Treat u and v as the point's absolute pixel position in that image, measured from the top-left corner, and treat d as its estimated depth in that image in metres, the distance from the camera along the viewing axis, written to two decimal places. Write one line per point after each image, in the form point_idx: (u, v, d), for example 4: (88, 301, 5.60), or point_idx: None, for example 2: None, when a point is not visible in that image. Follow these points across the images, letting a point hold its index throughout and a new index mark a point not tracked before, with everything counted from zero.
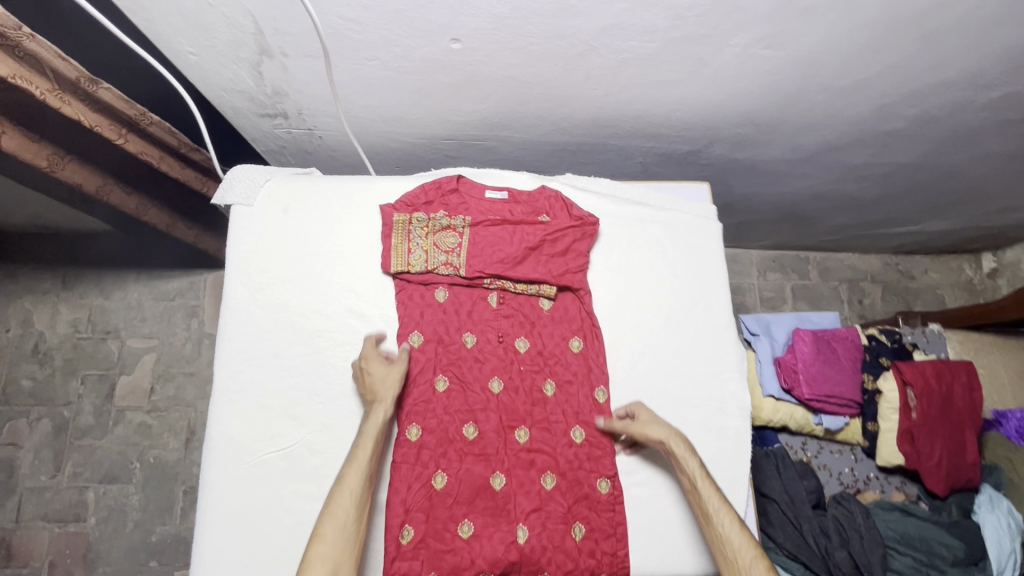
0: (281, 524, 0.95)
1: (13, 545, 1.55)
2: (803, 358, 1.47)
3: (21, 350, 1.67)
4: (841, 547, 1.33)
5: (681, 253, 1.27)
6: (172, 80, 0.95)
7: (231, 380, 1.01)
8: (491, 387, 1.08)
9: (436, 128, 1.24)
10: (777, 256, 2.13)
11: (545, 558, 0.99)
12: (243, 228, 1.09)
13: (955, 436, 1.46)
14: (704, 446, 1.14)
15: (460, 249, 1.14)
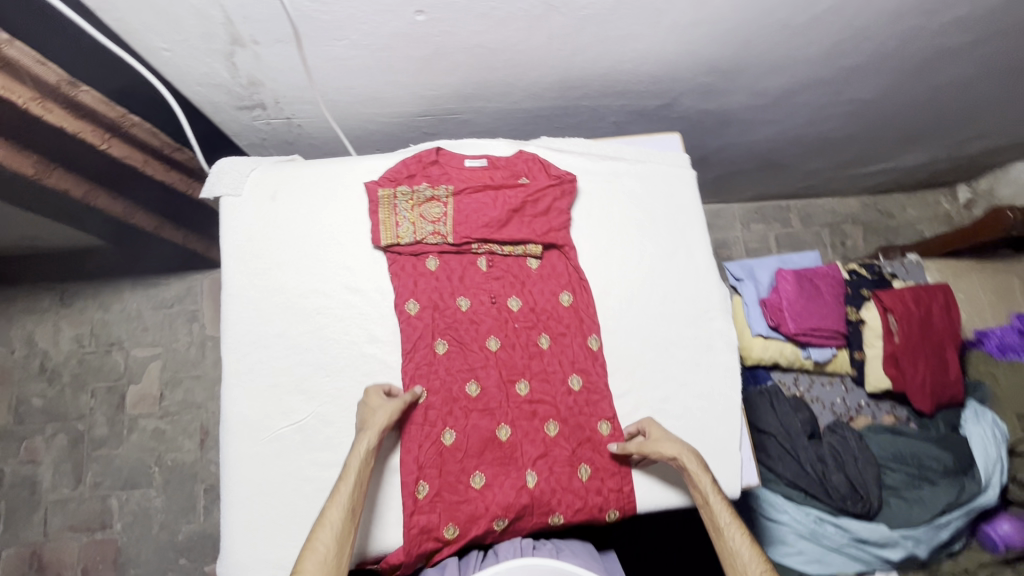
0: (302, 491, 1.01)
1: (44, 557, 1.85)
2: (787, 296, 1.49)
3: (29, 370, 1.97)
4: (838, 471, 1.44)
5: (667, 202, 1.20)
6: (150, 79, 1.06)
7: (240, 363, 1.07)
8: (489, 345, 1.10)
9: (411, 106, 1.26)
10: (759, 208, 2.29)
11: (557, 503, 1.03)
12: (237, 208, 1.13)
13: (938, 356, 1.49)
14: (696, 384, 1.11)
15: (446, 218, 1.13)
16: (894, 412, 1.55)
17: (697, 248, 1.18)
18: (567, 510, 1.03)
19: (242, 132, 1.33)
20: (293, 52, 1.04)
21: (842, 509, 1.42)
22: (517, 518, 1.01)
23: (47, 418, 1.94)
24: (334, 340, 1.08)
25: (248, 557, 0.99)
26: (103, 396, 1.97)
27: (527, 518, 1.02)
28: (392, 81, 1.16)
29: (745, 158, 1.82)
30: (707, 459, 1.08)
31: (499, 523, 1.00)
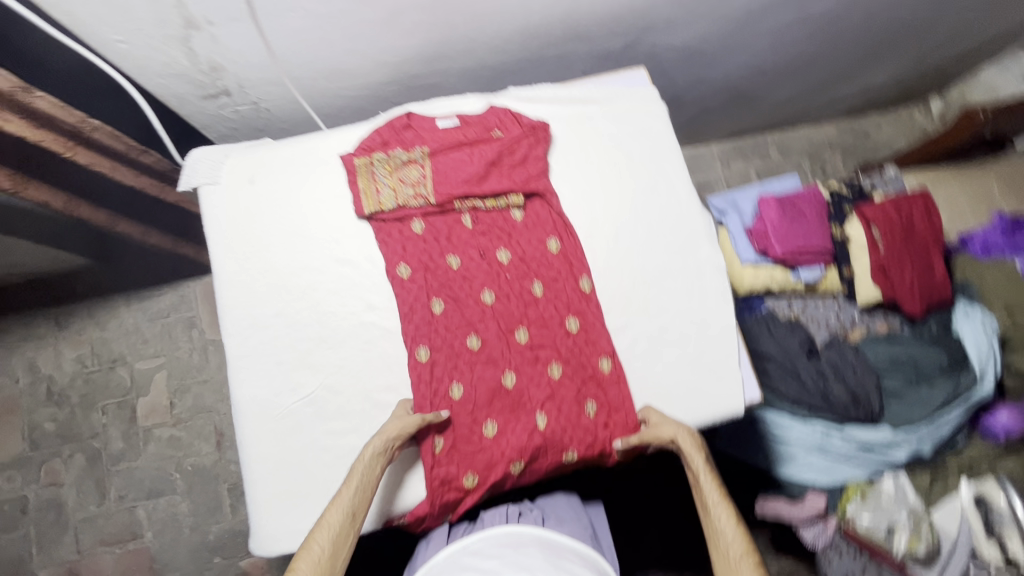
0: (321, 460, 1.04)
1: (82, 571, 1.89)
2: (771, 221, 1.51)
3: (37, 396, 1.98)
4: (838, 383, 1.49)
5: (641, 138, 1.21)
6: (104, 70, 1.04)
7: (242, 346, 1.08)
8: (484, 299, 1.11)
9: (376, 74, 1.25)
10: (736, 145, 2.29)
11: (568, 441, 1.06)
12: (218, 196, 1.14)
13: (923, 259, 1.52)
14: (690, 311, 1.14)
15: (425, 179, 1.14)
16: (887, 321, 1.60)
17: (675, 179, 1.20)
18: (579, 446, 1.06)
19: (211, 124, 1.32)
20: (249, 30, 1.04)
21: (845, 418, 1.47)
22: (533, 459, 1.04)
23: (61, 441, 1.96)
24: (332, 313, 1.09)
25: (276, 529, 1.02)
26: (113, 412, 1.99)
27: (541, 458, 1.05)
28: (354, 50, 1.15)
29: (716, 94, 1.82)
30: (709, 379, 1.12)
31: (516, 466, 1.03)
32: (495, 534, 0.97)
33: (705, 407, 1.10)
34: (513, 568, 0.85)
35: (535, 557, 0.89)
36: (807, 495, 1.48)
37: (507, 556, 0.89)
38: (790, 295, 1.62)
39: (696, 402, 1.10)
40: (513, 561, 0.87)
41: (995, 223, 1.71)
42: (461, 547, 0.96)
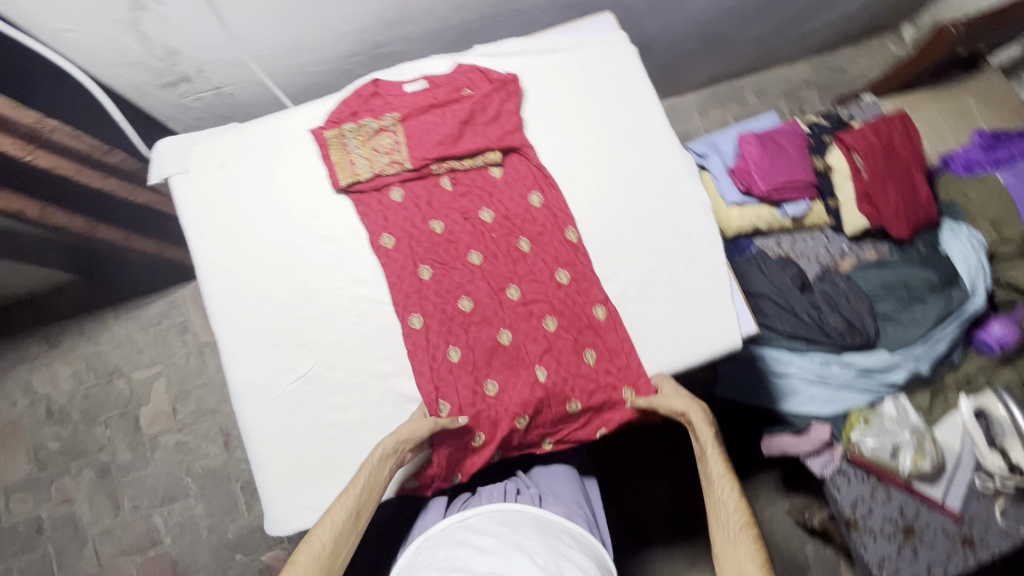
0: (326, 436, 1.04)
1: None
2: (753, 158, 1.51)
3: (38, 417, 1.96)
4: (832, 312, 1.50)
5: (614, 83, 1.19)
6: (48, 55, 1.02)
7: (232, 332, 1.07)
8: (471, 261, 1.10)
9: (338, 46, 1.22)
10: (712, 92, 2.25)
11: (571, 390, 1.06)
12: (191, 185, 1.11)
13: (907, 181, 1.52)
14: (679, 251, 1.14)
15: (399, 145, 1.11)
16: (877, 248, 1.60)
17: (652, 120, 1.18)
18: (582, 394, 1.06)
19: (176, 115, 1.29)
20: (198, 6, 1.00)
21: (841, 346, 1.49)
22: (537, 412, 1.05)
23: (68, 457, 1.95)
24: (320, 289, 1.08)
25: (289, 508, 1.03)
26: (117, 424, 1.98)
27: (546, 411, 1.06)
28: (311, 20, 1.12)
29: (687, 39, 1.79)
30: (704, 316, 1.12)
31: (521, 421, 1.04)
32: (493, 511, 1.01)
33: (702, 343, 1.11)
34: (510, 548, 0.89)
35: (531, 538, 0.93)
36: (812, 427, 1.49)
37: (505, 535, 0.93)
38: (778, 232, 1.62)
39: (693, 340, 1.11)
40: (511, 540, 0.91)
41: (976, 142, 1.73)
42: (458, 521, 1.00)
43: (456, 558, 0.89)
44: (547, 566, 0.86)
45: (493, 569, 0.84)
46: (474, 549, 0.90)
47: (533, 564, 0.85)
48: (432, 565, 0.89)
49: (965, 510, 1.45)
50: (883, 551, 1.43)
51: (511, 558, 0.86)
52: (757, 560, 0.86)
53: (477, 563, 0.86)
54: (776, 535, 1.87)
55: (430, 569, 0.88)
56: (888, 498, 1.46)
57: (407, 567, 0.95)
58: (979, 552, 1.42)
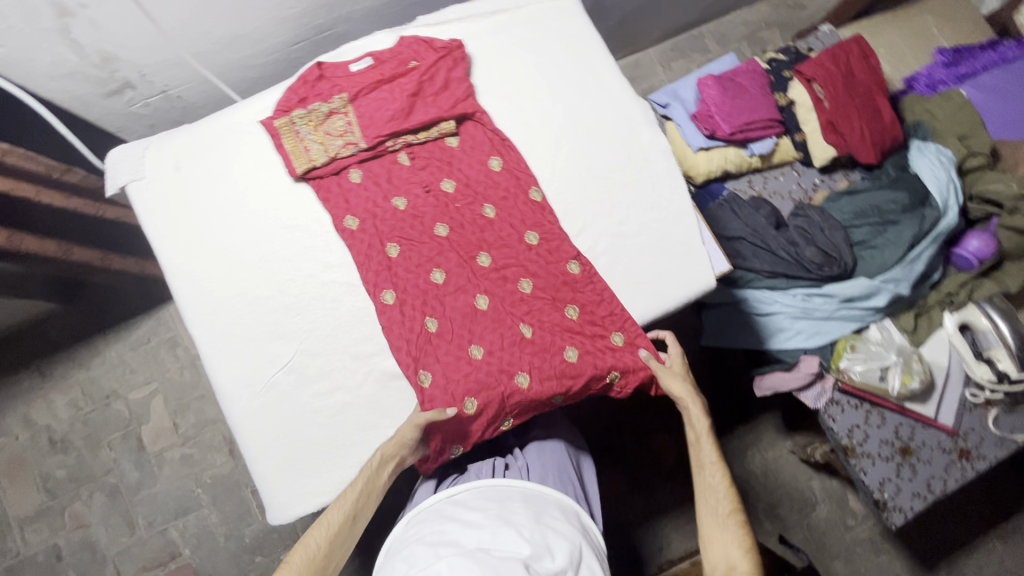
0: (314, 422, 1.05)
1: None
2: (713, 101, 1.50)
3: (40, 447, 1.93)
4: (809, 246, 1.50)
5: (561, 38, 1.19)
6: None
7: (209, 332, 1.07)
8: (438, 233, 1.10)
9: (279, 35, 1.19)
10: (673, 44, 2.20)
11: (561, 342, 1.07)
12: (148, 191, 1.11)
13: (869, 106, 1.52)
14: (644, 198, 1.14)
15: (351, 126, 1.10)
16: (848, 177, 1.61)
17: (604, 72, 1.18)
18: (576, 343, 1.07)
19: (126, 124, 1.27)
20: (125, 7, 0.99)
21: (822, 278, 1.49)
22: (533, 367, 1.05)
23: (76, 483, 1.91)
24: (290, 279, 1.08)
25: (286, 496, 1.04)
26: (121, 445, 1.94)
27: (540, 365, 1.05)
28: (245, 10, 1.09)
29: None
30: (674, 261, 1.13)
31: (521, 379, 1.04)
32: (481, 486, 1.01)
33: (677, 286, 1.12)
34: (496, 521, 0.91)
35: (519, 511, 0.94)
36: (800, 360, 1.51)
37: (492, 510, 0.94)
38: (748, 174, 1.62)
39: (664, 285, 1.12)
40: (498, 514, 0.93)
41: (937, 61, 1.74)
42: (445, 495, 1.00)
43: (443, 532, 0.90)
44: (533, 538, 0.88)
45: (480, 543, 0.86)
46: (461, 523, 0.91)
47: (520, 537, 0.87)
48: (419, 540, 0.90)
49: (959, 426, 1.48)
50: (883, 473, 1.45)
51: (497, 532, 0.88)
52: (742, 543, 0.95)
53: (464, 537, 0.87)
54: (782, 475, 1.89)
55: (418, 543, 0.89)
56: (881, 421, 1.48)
57: (396, 541, 0.96)
58: (975, 462, 1.46)
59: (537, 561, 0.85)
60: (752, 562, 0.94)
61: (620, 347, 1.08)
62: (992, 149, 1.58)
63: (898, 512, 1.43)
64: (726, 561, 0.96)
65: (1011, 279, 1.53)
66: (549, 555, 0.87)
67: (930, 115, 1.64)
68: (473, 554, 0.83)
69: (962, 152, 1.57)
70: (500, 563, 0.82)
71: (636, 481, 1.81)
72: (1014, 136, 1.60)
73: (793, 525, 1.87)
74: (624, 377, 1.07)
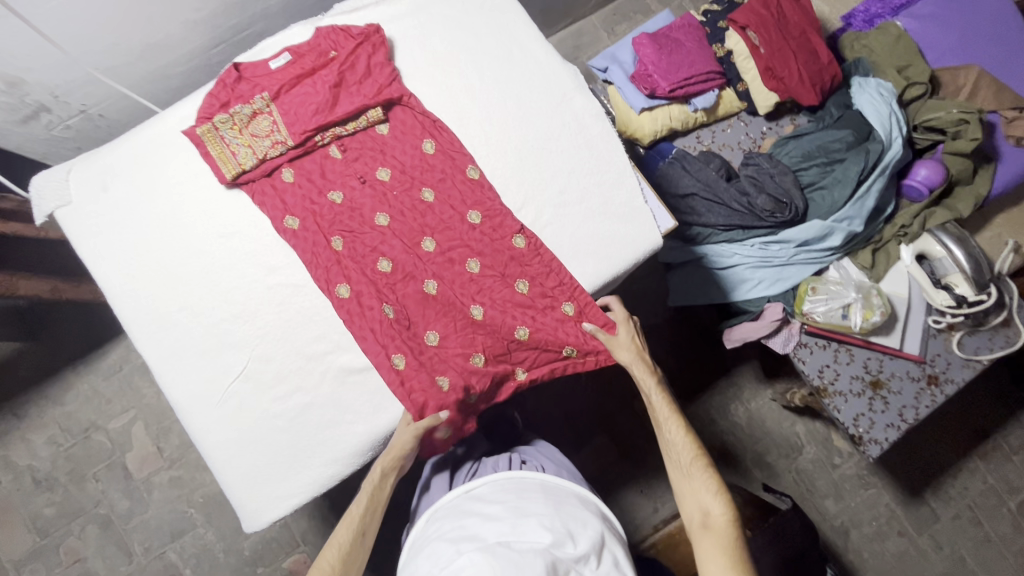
0: (277, 427, 1.04)
1: None
2: (650, 60, 1.48)
3: (25, 488, 1.89)
4: (760, 193, 1.50)
5: (482, 13, 1.17)
6: None
7: (159, 349, 1.06)
8: (379, 223, 1.08)
9: (194, 40, 1.15)
10: (615, 7, 2.15)
11: (513, 320, 1.07)
12: (76, 213, 1.08)
13: (806, 47, 1.51)
14: (583, 163, 1.14)
15: (277, 125, 1.07)
16: (795, 121, 1.61)
17: (529, 42, 1.17)
18: (527, 319, 1.07)
19: (50, 149, 1.24)
20: (20, 28, 0.95)
21: (777, 225, 1.50)
22: (488, 347, 1.07)
23: (68, 519, 1.88)
24: (234, 287, 1.06)
25: (258, 503, 1.04)
26: (106, 476, 1.91)
27: (493, 344, 1.07)
28: (151, 18, 1.05)
29: None
30: (620, 223, 1.13)
31: (476, 359, 1.06)
32: (497, 479, 1.05)
33: (624, 248, 1.12)
34: (514, 513, 0.94)
35: (537, 501, 0.99)
36: (765, 308, 1.53)
37: (510, 501, 0.98)
38: (696, 129, 1.62)
39: (615, 248, 1.12)
40: (515, 506, 0.96)
41: None
42: (463, 492, 1.04)
43: (464, 527, 0.93)
44: (553, 526, 0.91)
45: (501, 535, 0.89)
46: (481, 517, 0.94)
47: (540, 527, 0.91)
48: (440, 537, 0.93)
49: (925, 352, 1.51)
50: (857, 409, 1.48)
51: (517, 523, 0.91)
52: (711, 488, 0.98)
53: (485, 530, 0.91)
54: (767, 423, 1.92)
55: (439, 540, 0.93)
56: (850, 359, 1.51)
57: (418, 539, 1.00)
58: (944, 386, 1.49)
59: (560, 548, 0.88)
60: (724, 503, 0.97)
61: (571, 317, 1.08)
62: (930, 77, 1.58)
63: (874, 444, 1.46)
64: (700, 509, 0.98)
65: (963, 205, 1.54)
66: (571, 541, 0.90)
67: (868, 50, 1.64)
68: (494, 548, 0.85)
69: (902, 84, 1.57)
70: (522, 553, 0.85)
71: (624, 448, 1.84)
72: (950, 62, 1.62)
73: (782, 471, 1.91)
74: (578, 350, 1.08)
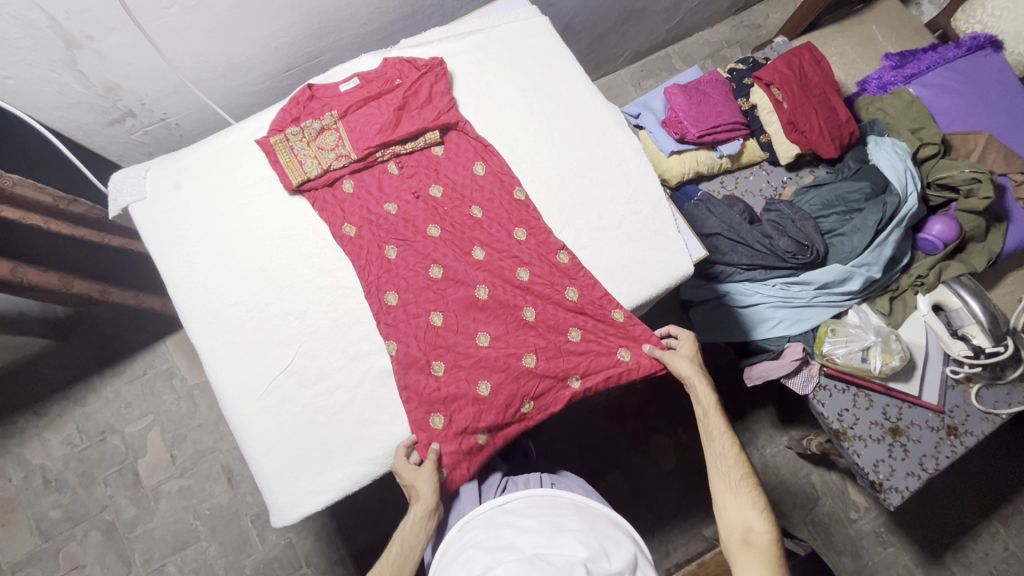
0: (317, 423, 1.07)
1: None
2: (681, 107, 1.60)
3: (34, 488, 1.80)
4: (783, 236, 1.56)
5: (535, 54, 1.29)
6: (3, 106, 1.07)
7: (210, 339, 1.11)
8: (431, 234, 1.15)
9: (272, 63, 1.26)
10: (642, 64, 2.30)
11: (566, 322, 1.13)
12: (148, 208, 1.16)
13: (825, 105, 1.62)
14: (620, 191, 1.22)
15: (342, 140, 1.16)
16: (814, 173, 1.71)
17: (576, 83, 1.28)
18: (580, 322, 1.13)
19: (126, 152, 1.33)
20: (133, 37, 1.05)
21: (798, 267, 1.56)
22: (539, 348, 1.11)
23: (72, 523, 1.78)
24: (288, 286, 1.12)
25: (290, 497, 1.05)
26: (117, 481, 1.82)
27: (546, 346, 1.12)
28: (243, 39, 1.17)
29: (607, 13, 1.87)
30: (655, 250, 1.19)
31: (529, 359, 1.10)
32: (530, 494, 1.07)
33: (658, 273, 1.18)
34: (550, 527, 0.97)
35: (570, 517, 1.01)
36: (785, 348, 1.56)
37: (544, 515, 1.00)
38: (720, 175, 1.72)
39: (649, 275, 1.18)
40: (551, 520, 0.99)
41: (885, 64, 1.86)
42: (497, 504, 1.06)
43: (500, 537, 0.96)
44: (589, 542, 0.94)
45: (538, 547, 0.92)
46: (516, 529, 0.97)
47: (576, 541, 0.93)
48: (476, 545, 0.96)
49: (943, 403, 1.53)
50: (876, 455, 1.49)
51: (553, 536, 0.94)
52: (757, 506, 1.00)
53: (521, 541, 0.93)
54: (782, 471, 1.91)
55: (475, 548, 0.95)
56: (869, 404, 1.53)
57: (451, 547, 1.02)
58: (963, 438, 1.50)
59: (595, 562, 0.90)
60: (768, 521, 0.98)
61: (621, 323, 1.13)
62: (943, 139, 1.68)
63: (894, 492, 1.46)
64: (742, 523, 1.00)
65: (976, 260, 1.60)
66: (606, 558, 0.93)
67: (883, 113, 1.76)
68: (532, 560, 0.88)
69: (915, 144, 1.67)
70: (558, 565, 0.87)
71: (638, 486, 1.83)
72: (961, 127, 1.73)
73: (798, 521, 1.87)
74: (633, 353, 1.13)
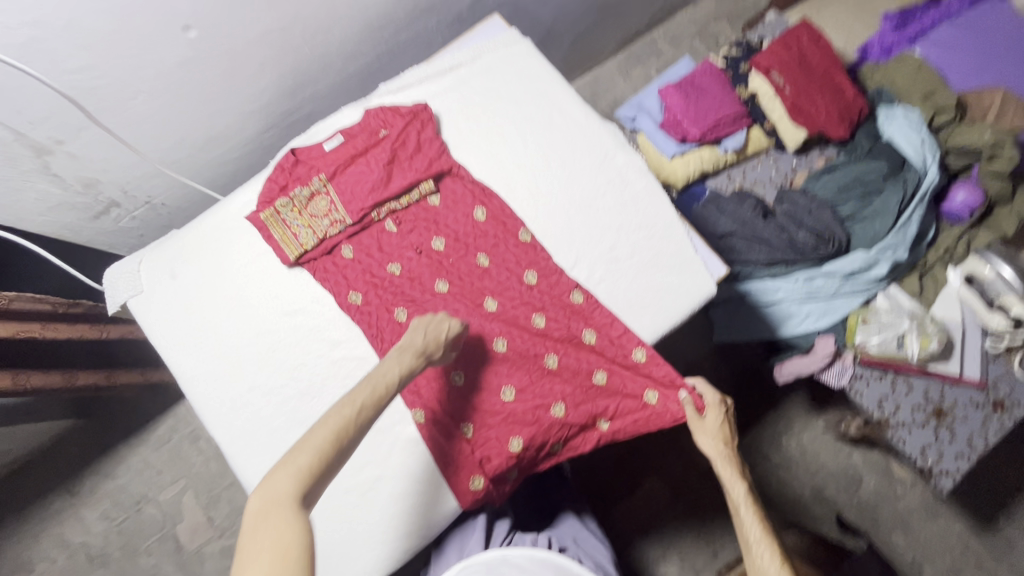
0: (350, 501, 1.03)
1: None
2: (678, 107, 1.53)
3: (78, 566, 1.79)
4: (800, 229, 1.50)
5: (521, 81, 1.22)
6: None
7: (229, 427, 1.08)
8: (439, 289, 1.10)
9: (249, 128, 1.21)
10: (628, 53, 2.20)
11: (590, 365, 1.08)
12: (147, 301, 1.13)
13: (829, 83, 1.55)
14: (629, 216, 1.16)
15: (334, 204, 1.11)
16: (824, 154, 1.63)
17: (567, 105, 1.21)
18: (603, 364, 1.08)
19: (117, 239, 1.29)
20: (102, 131, 1.01)
21: (820, 259, 1.50)
22: (567, 395, 1.06)
23: None
24: (300, 363, 1.08)
25: None
26: (159, 549, 1.82)
27: (572, 392, 1.07)
28: (216, 112, 1.12)
29: (586, 11, 1.78)
30: (673, 273, 1.14)
31: (558, 409, 1.05)
32: (537, 555, 0.97)
33: (680, 298, 1.13)
34: None
35: None
36: (816, 342, 1.50)
37: None
38: (726, 169, 1.65)
39: (673, 300, 1.12)
40: None
41: (887, 25, 1.77)
42: (499, 554, 0.97)
43: None
44: None
45: None
46: None
47: None
48: None
49: (986, 376, 1.46)
50: (921, 440, 1.43)
51: None
52: None
53: None
54: (821, 457, 1.86)
55: None
56: (908, 389, 1.46)
57: None
58: (1012, 411, 1.42)
59: None
60: None
61: (644, 363, 1.07)
62: (957, 102, 1.59)
63: (944, 476, 1.40)
64: None
65: (1006, 224, 1.52)
66: None
67: (890, 80, 1.66)
68: None
69: (930, 111, 1.58)
70: None
71: (680, 490, 1.79)
72: (976, 84, 1.63)
73: (844, 504, 1.83)
74: (660, 394, 1.07)
